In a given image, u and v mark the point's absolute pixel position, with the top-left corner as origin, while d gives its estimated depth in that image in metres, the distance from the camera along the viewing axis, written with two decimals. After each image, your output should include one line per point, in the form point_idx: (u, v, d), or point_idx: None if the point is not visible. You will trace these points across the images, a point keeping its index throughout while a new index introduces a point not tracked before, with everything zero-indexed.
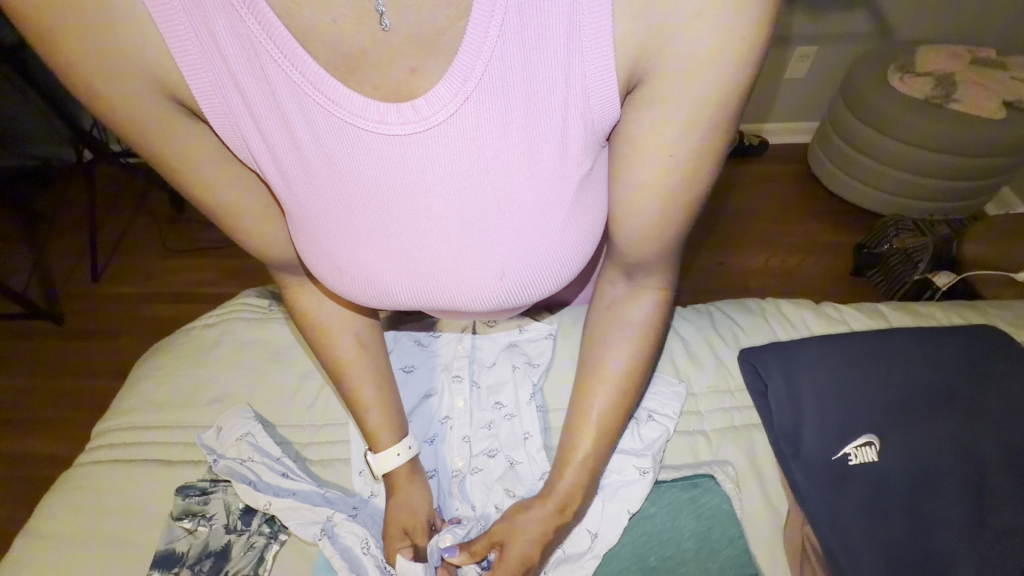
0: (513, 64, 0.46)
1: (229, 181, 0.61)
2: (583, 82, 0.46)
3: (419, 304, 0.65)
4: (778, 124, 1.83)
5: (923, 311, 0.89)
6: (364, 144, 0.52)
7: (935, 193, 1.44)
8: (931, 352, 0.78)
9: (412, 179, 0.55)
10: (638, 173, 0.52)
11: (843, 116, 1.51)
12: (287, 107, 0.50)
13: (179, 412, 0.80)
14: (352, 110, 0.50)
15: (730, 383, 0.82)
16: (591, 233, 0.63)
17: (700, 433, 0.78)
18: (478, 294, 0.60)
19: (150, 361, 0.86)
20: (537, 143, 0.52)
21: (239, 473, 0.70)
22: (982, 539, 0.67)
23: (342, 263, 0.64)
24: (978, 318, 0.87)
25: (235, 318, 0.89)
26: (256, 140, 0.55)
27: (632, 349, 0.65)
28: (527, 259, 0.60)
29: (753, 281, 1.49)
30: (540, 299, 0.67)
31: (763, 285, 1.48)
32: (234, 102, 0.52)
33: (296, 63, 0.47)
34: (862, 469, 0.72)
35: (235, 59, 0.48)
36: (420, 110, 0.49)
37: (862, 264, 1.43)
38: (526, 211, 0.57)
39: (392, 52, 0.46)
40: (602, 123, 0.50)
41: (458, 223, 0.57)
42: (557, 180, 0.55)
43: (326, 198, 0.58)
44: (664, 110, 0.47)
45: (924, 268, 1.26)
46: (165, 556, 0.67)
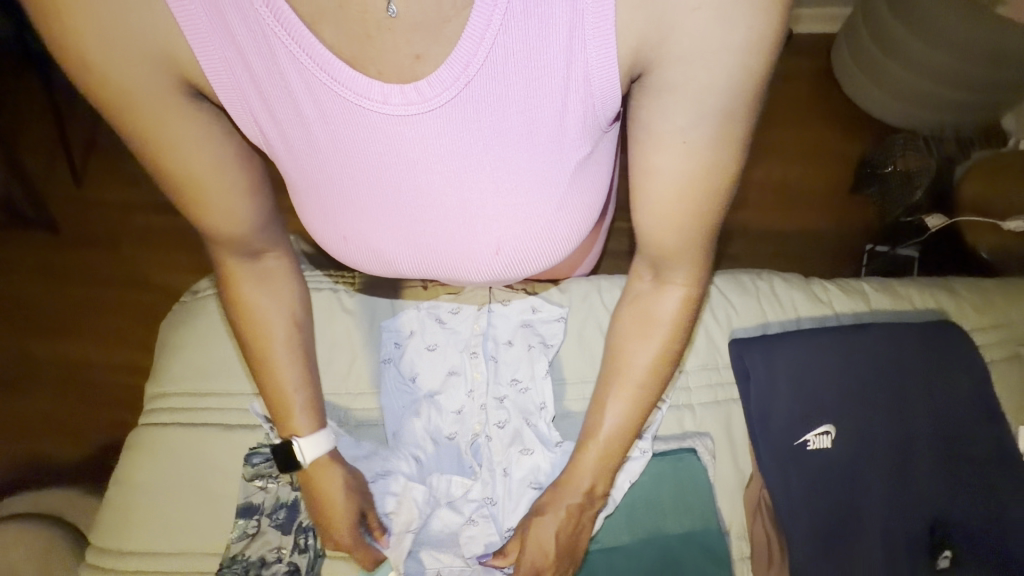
0: (515, 52, 0.49)
1: (212, 159, 0.61)
2: (585, 69, 0.49)
3: (419, 268, 0.72)
4: (808, 8, 1.66)
5: (902, 293, 0.98)
6: (369, 125, 0.55)
7: (945, 113, 1.40)
8: (895, 344, 0.88)
9: (413, 157, 0.58)
10: (650, 159, 0.54)
11: (876, 7, 1.37)
12: (293, 87, 0.52)
13: (229, 379, 0.90)
14: (357, 91, 0.52)
15: (718, 361, 0.93)
16: (585, 210, 0.69)
17: (688, 408, 0.90)
18: (476, 267, 0.67)
19: (182, 329, 0.93)
20: (536, 124, 0.55)
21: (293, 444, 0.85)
22: (899, 503, 0.82)
23: (346, 234, 0.69)
24: (947, 300, 0.97)
25: None
26: (261, 118, 0.57)
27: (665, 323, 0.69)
28: (520, 235, 0.68)
29: (752, 196, 1.49)
30: (535, 270, 0.74)
31: (761, 200, 1.48)
32: (243, 81, 0.53)
33: (304, 47, 0.49)
34: (818, 453, 0.84)
35: (243, 39, 0.49)
36: (423, 93, 0.52)
37: (862, 181, 1.45)
38: (524, 191, 0.62)
39: (396, 38, 0.48)
40: (602, 109, 0.53)
41: (456, 198, 0.62)
42: (556, 162, 0.59)
43: (331, 177, 0.62)
44: (676, 100, 0.50)
45: (922, 192, 1.35)
46: (246, 507, 0.82)
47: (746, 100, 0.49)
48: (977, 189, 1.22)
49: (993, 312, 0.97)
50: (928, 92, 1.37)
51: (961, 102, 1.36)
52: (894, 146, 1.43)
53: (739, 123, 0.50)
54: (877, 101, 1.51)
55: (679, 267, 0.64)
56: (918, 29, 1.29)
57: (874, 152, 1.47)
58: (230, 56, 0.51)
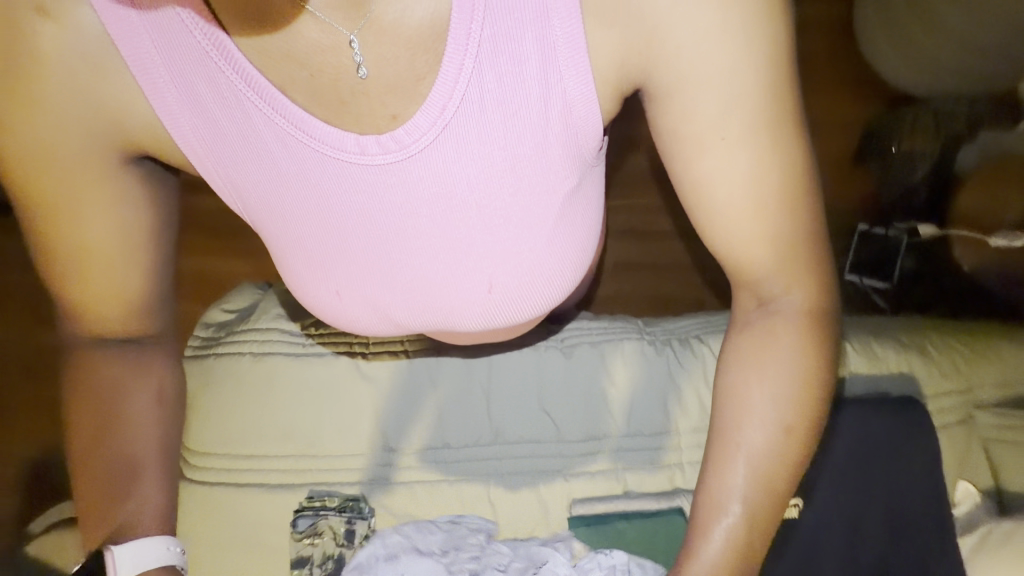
0: (489, 90, 0.54)
1: (100, 233, 0.67)
2: (564, 96, 0.55)
3: (416, 315, 0.73)
4: None
5: (882, 356, 1.21)
6: (348, 175, 0.59)
7: (963, 83, 1.31)
8: (869, 426, 1.12)
9: (398, 203, 0.61)
10: (698, 166, 0.59)
11: None
12: (270, 148, 0.58)
13: (279, 444, 1.18)
14: (333, 145, 0.57)
15: (688, 424, 1.18)
16: (576, 242, 0.71)
17: (677, 467, 1.17)
18: (469, 306, 0.69)
19: (223, 395, 1.20)
20: (518, 158, 0.59)
21: (334, 492, 1.17)
22: (854, 554, 1.08)
23: (337, 288, 0.70)
24: (923, 367, 1.20)
25: (272, 357, 1.22)
26: (239, 181, 0.62)
27: (794, 350, 0.65)
28: (512, 273, 0.68)
29: None
30: (531, 307, 0.75)
31: None
32: (216, 145, 0.60)
33: (277, 106, 0.55)
34: (794, 518, 1.07)
35: (213, 106, 0.57)
36: (401, 139, 0.56)
37: (867, 150, 1.48)
38: (512, 225, 0.64)
39: (372, 100, 0.57)
40: (583, 137, 0.59)
41: (443, 240, 0.64)
42: (543, 193, 0.63)
43: (311, 232, 0.65)
44: (695, 93, 0.55)
45: (922, 174, 1.40)
46: (298, 559, 1.13)
47: (767, 93, 0.54)
48: (972, 201, 1.34)
49: (958, 378, 1.20)
50: (942, 62, 1.29)
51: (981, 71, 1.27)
52: (904, 121, 1.43)
53: (786, 110, 0.55)
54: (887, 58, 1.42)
55: (780, 281, 0.63)
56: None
57: (883, 122, 1.47)
58: (204, 124, 0.58)
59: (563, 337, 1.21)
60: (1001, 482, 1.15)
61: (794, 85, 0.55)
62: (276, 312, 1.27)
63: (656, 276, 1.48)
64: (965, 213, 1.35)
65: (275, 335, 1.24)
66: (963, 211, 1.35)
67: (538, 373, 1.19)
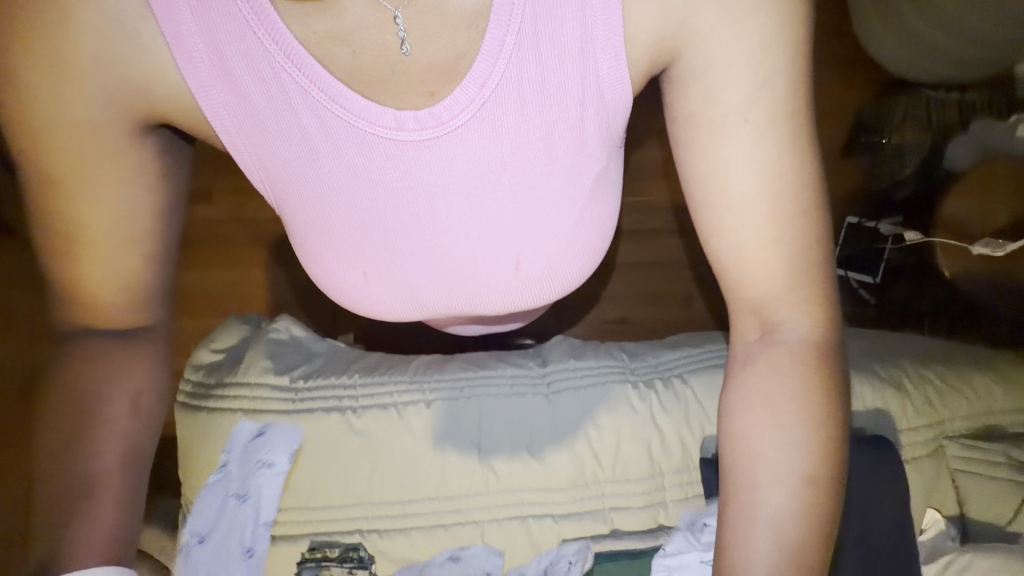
0: (528, 68, 0.53)
1: (108, 214, 0.64)
2: (597, 81, 0.55)
3: (442, 294, 0.74)
4: None
5: (859, 393, 1.24)
6: (382, 151, 0.58)
7: (952, 68, 1.44)
8: (860, 471, 1.13)
9: (431, 180, 0.61)
10: (716, 154, 0.57)
11: None
12: (306, 124, 0.57)
13: (276, 498, 1.21)
14: (369, 120, 0.56)
15: (666, 466, 1.23)
16: (598, 228, 0.71)
17: (661, 505, 1.23)
18: (495, 288, 0.70)
19: (216, 457, 1.22)
20: (552, 139, 0.59)
21: (334, 542, 1.21)
22: None
23: (365, 268, 0.70)
24: (896, 402, 1.25)
25: (268, 414, 1.23)
26: (268, 156, 0.60)
27: (799, 380, 0.64)
28: (538, 250, 0.69)
29: None
30: (550, 290, 0.76)
31: None
32: (245, 121, 0.57)
33: (314, 79, 0.53)
34: None
35: (246, 78, 0.54)
36: (439, 116, 0.55)
37: (859, 145, 1.57)
38: (541, 204, 0.65)
39: (411, 79, 0.55)
40: (614, 119, 0.58)
41: (475, 217, 0.64)
42: (574, 174, 0.63)
43: (338, 211, 0.64)
44: (718, 73, 0.54)
45: (911, 168, 1.49)
46: None
47: (784, 81, 0.54)
48: (958, 209, 1.35)
49: (932, 414, 1.26)
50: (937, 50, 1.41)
51: (971, 55, 1.39)
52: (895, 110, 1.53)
53: (801, 99, 0.55)
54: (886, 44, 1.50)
55: (787, 306, 0.62)
56: None
57: (871, 112, 1.57)
58: (234, 96, 0.55)
59: (550, 383, 1.26)
60: (967, 511, 1.24)
61: (806, 82, 0.55)
62: (263, 366, 1.27)
63: (654, 272, 1.59)
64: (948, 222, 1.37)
65: (263, 389, 1.25)
66: (947, 220, 1.37)
67: (527, 421, 1.24)
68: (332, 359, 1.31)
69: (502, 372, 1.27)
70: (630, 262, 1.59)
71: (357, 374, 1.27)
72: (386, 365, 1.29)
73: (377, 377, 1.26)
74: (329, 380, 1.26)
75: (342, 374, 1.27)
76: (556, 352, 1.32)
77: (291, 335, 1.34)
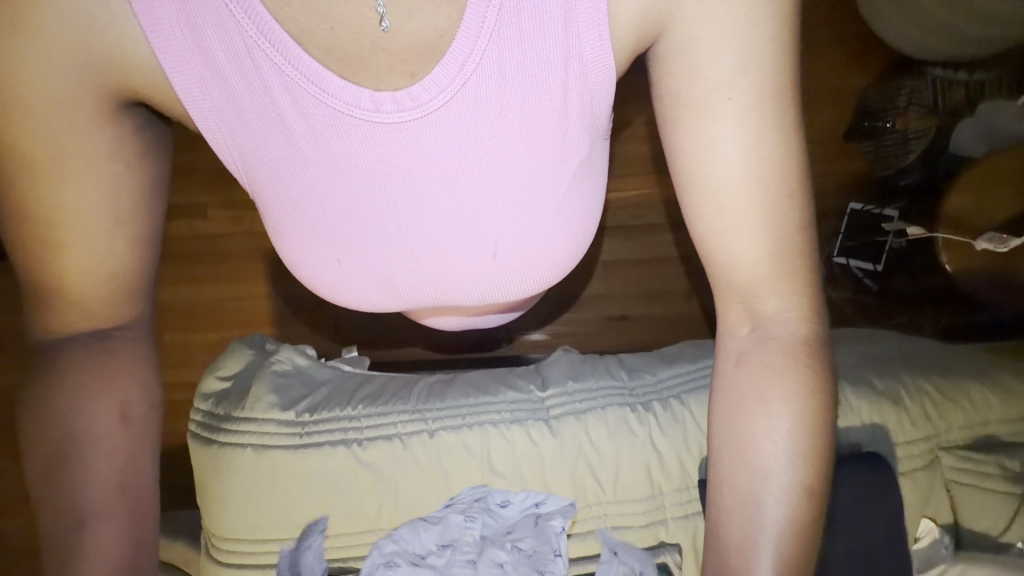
0: (510, 47, 0.50)
1: (87, 202, 0.58)
2: (580, 63, 0.52)
3: (423, 284, 0.71)
4: None
5: (854, 406, 1.21)
6: (361, 133, 0.55)
7: (965, 47, 1.40)
8: (862, 494, 1.10)
9: (410, 164, 0.58)
10: (700, 131, 0.54)
11: None
12: (282, 106, 0.53)
13: (274, 530, 1.16)
14: (348, 101, 0.52)
15: (663, 486, 1.21)
16: (581, 219, 0.69)
17: (662, 523, 1.20)
18: (469, 275, 0.68)
19: (215, 487, 1.18)
20: (535, 123, 0.56)
21: (348, 569, 1.16)
22: None
23: (341, 255, 0.67)
24: (892, 415, 1.22)
25: (275, 449, 1.17)
26: (244, 138, 0.56)
27: (796, 382, 0.62)
28: (519, 240, 0.66)
29: None
30: (530, 283, 0.73)
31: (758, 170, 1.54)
32: (219, 102, 0.53)
33: (289, 58, 0.49)
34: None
35: (218, 55, 0.50)
36: (418, 97, 0.52)
37: (858, 133, 1.56)
38: (523, 190, 0.62)
39: (391, 58, 0.50)
40: (599, 105, 0.56)
41: (456, 205, 0.62)
42: (555, 161, 0.60)
43: (317, 196, 0.61)
44: (708, 49, 0.51)
45: (914, 155, 1.47)
46: None
47: (769, 55, 0.50)
48: (961, 203, 1.30)
49: (925, 426, 1.23)
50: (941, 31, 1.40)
51: (982, 36, 1.36)
52: (899, 94, 1.50)
53: (783, 78, 0.52)
54: (894, 27, 1.49)
55: (775, 294, 0.60)
56: None
57: (875, 98, 1.54)
58: (207, 75, 0.51)
59: (549, 408, 1.23)
60: (960, 519, 1.21)
61: (791, 58, 0.52)
62: (269, 402, 1.21)
63: (644, 268, 1.56)
64: (949, 218, 1.32)
65: (273, 426, 1.19)
66: (949, 214, 1.31)
67: (529, 450, 1.20)
68: (337, 388, 1.27)
69: (502, 399, 1.24)
70: (619, 257, 1.55)
71: (363, 405, 1.23)
72: (389, 392, 1.26)
73: (381, 407, 1.22)
74: (335, 412, 1.22)
75: (347, 407, 1.22)
76: (556, 373, 1.29)
77: (296, 366, 1.29)
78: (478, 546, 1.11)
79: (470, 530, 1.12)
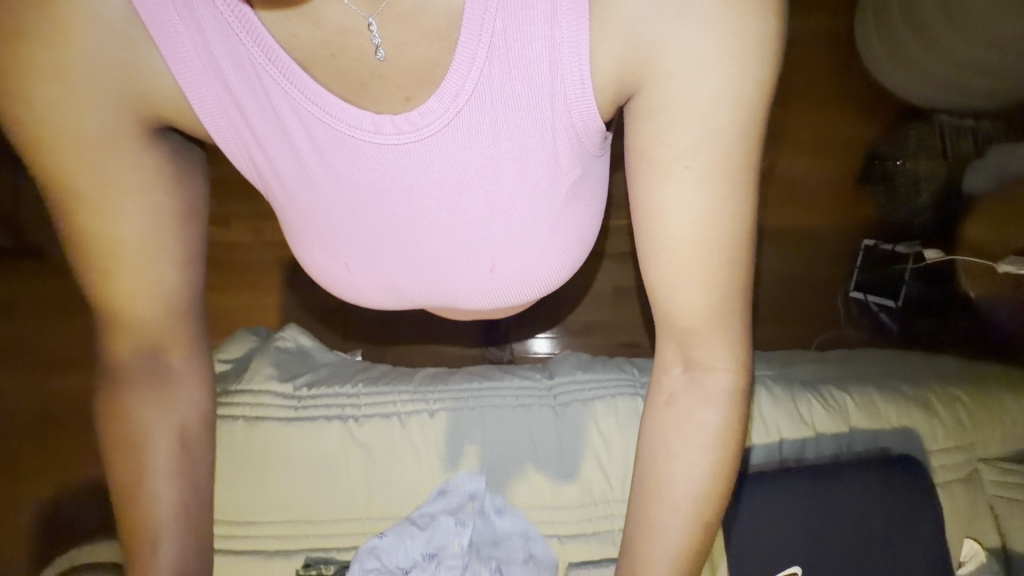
0: (496, 85, 0.48)
1: (135, 227, 0.59)
2: (565, 102, 0.49)
3: (424, 292, 0.70)
4: None
5: (881, 411, 1.13)
6: (362, 154, 0.53)
7: (962, 97, 1.37)
8: (867, 480, 1.02)
9: (407, 183, 0.56)
10: (655, 192, 0.51)
11: None
12: (290, 126, 0.52)
13: (240, 517, 1.03)
14: (348, 123, 0.51)
15: None
16: (579, 236, 0.67)
17: None
18: (467, 286, 0.67)
19: None
20: (525, 153, 0.54)
21: (330, 558, 1.03)
22: None
23: (348, 262, 0.66)
24: (923, 420, 1.13)
25: (268, 424, 1.07)
26: (258, 154, 0.57)
27: (721, 413, 0.61)
28: (515, 255, 0.65)
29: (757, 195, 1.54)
30: (528, 293, 0.73)
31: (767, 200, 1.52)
32: (238, 124, 0.53)
33: (296, 82, 0.49)
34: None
35: (234, 78, 0.50)
36: (414, 122, 0.51)
37: (871, 175, 1.51)
38: (517, 211, 0.60)
39: (388, 84, 0.51)
40: (589, 135, 0.53)
41: (452, 222, 0.60)
42: (547, 187, 0.58)
43: (320, 212, 0.60)
44: (671, 117, 0.48)
45: (927, 196, 1.44)
46: None
47: (739, 129, 0.47)
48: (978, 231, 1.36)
49: (964, 435, 1.14)
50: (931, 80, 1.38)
51: (973, 87, 1.33)
52: (908, 139, 1.46)
53: (750, 132, 0.47)
54: (888, 72, 1.48)
55: (706, 344, 0.57)
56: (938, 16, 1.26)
57: (886, 146, 1.50)
58: (225, 98, 0.52)
59: (557, 394, 1.13)
60: (1009, 542, 1.07)
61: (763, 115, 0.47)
62: (268, 373, 1.13)
63: None
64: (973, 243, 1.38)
65: (268, 397, 1.10)
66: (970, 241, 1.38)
67: (540, 477, 1.07)
68: (337, 369, 1.18)
69: (507, 383, 1.14)
70: (627, 283, 1.53)
71: (362, 383, 1.14)
72: (391, 375, 1.17)
73: (379, 386, 1.13)
74: (334, 388, 1.12)
75: (346, 383, 1.14)
76: (564, 366, 1.19)
77: (298, 345, 1.21)
78: (463, 559, 0.99)
79: (458, 538, 1.00)
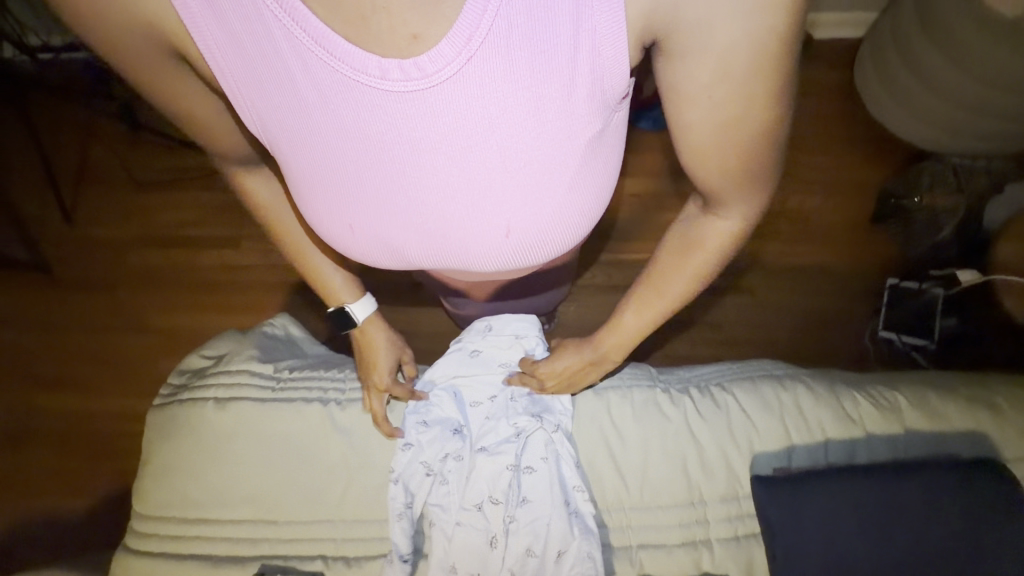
0: (517, 24, 0.40)
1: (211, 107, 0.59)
2: (592, 39, 0.41)
3: (433, 259, 0.63)
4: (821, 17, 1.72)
5: (939, 409, 0.97)
6: (367, 102, 0.46)
7: (977, 141, 1.37)
8: (930, 481, 0.85)
9: (415, 136, 0.48)
10: (677, 114, 0.46)
11: (909, 33, 1.35)
12: (292, 71, 0.45)
13: (207, 509, 0.93)
14: (353, 67, 0.43)
15: (739, 490, 0.92)
16: (600, 191, 0.58)
17: (703, 523, 0.91)
18: (480, 252, 0.59)
19: (158, 446, 0.97)
20: (542, 101, 0.46)
21: (289, 568, 0.90)
22: None
23: (351, 223, 0.59)
24: (992, 422, 0.95)
25: (242, 404, 0.97)
26: (261, 102, 0.49)
27: (704, 257, 0.62)
28: (532, 216, 0.57)
29: (768, 229, 1.52)
30: (545, 255, 0.65)
31: (778, 234, 1.52)
32: (239, 67, 0.46)
33: (297, 19, 0.41)
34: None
35: (233, 15, 0.42)
36: (423, 68, 0.43)
37: (885, 213, 1.48)
38: (532, 168, 0.52)
39: (392, 18, 0.40)
40: (613, 81, 0.44)
41: (463, 181, 0.52)
42: (563, 141, 0.50)
43: (322, 169, 0.54)
44: (712, 56, 0.41)
45: (949, 231, 1.38)
46: None
47: (779, 58, 0.41)
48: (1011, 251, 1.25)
49: None
50: (942, 115, 1.35)
51: (989, 129, 1.33)
52: (921, 179, 1.43)
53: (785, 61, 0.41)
54: (897, 118, 1.49)
55: (733, 199, 0.54)
56: (942, 47, 1.27)
57: (898, 184, 1.47)
58: (223, 40, 0.44)
59: None
60: None
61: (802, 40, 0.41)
62: (250, 353, 1.04)
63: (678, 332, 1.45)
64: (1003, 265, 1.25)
65: (244, 377, 1.01)
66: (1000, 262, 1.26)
67: None
68: (326, 360, 1.10)
69: None
70: None
71: (348, 368, 1.04)
72: None
73: None
74: (317, 371, 1.03)
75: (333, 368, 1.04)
76: None
77: (287, 333, 1.15)
78: None
79: None
